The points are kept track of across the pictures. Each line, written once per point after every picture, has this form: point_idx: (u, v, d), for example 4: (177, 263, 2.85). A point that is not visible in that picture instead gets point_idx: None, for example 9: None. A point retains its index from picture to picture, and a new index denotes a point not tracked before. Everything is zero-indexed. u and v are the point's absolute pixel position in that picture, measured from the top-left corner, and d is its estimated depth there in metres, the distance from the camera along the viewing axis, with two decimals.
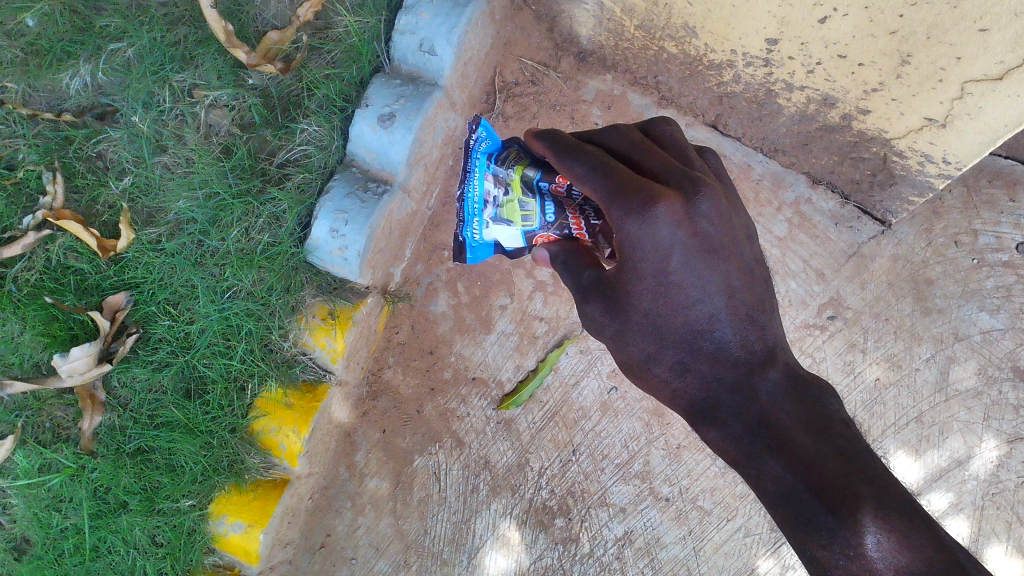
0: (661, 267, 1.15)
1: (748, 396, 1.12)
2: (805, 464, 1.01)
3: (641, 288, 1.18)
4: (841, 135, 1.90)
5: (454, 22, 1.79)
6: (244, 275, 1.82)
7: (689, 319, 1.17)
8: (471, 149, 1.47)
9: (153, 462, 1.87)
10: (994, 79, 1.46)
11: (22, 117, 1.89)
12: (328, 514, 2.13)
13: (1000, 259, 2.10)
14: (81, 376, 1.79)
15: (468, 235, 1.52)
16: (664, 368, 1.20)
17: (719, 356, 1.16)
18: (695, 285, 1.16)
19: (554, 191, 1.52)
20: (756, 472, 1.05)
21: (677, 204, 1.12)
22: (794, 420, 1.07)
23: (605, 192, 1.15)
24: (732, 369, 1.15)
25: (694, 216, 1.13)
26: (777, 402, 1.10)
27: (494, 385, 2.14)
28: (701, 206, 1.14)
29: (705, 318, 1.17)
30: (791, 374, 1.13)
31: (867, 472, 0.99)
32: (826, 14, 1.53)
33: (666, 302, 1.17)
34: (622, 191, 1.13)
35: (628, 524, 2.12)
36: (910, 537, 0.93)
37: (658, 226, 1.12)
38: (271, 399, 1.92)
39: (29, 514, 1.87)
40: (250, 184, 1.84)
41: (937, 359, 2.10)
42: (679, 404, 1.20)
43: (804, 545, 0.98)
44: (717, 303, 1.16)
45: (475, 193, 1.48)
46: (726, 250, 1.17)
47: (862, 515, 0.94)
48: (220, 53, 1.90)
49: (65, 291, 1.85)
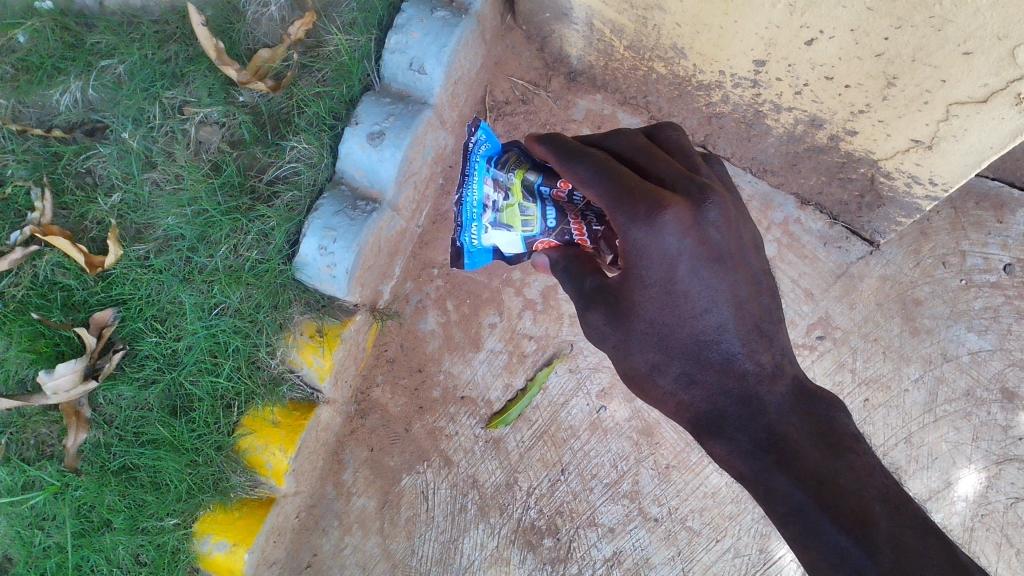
0: (668, 274, 1.16)
1: (756, 410, 1.14)
2: (817, 480, 1.04)
3: (645, 296, 1.18)
4: (829, 156, 1.91)
5: (444, 42, 1.80)
6: (231, 292, 1.82)
7: (695, 329, 1.18)
8: (472, 151, 1.44)
9: (138, 479, 1.86)
10: (978, 102, 1.47)
11: (11, 133, 1.89)
12: (315, 533, 2.11)
13: (988, 280, 2.11)
14: (66, 394, 1.78)
15: (467, 239, 1.51)
16: (670, 380, 1.21)
17: (727, 368, 1.17)
18: (702, 294, 1.16)
19: (555, 196, 1.52)
20: (765, 487, 1.08)
21: (685, 211, 1.13)
22: (804, 435, 1.11)
23: (612, 195, 1.14)
24: (739, 382, 1.16)
25: (701, 224, 1.14)
26: (785, 417, 1.13)
27: (483, 404, 2.12)
28: (708, 214, 1.14)
29: (711, 328, 1.18)
30: (798, 389, 1.17)
31: (877, 491, 1.04)
32: (813, 36, 1.54)
33: (672, 311, 1.18)
34: (630, 195, 1.13)
35: (617, 544, 2.11)
36: (928, 557, 0.97)
37: (665, 232, 1.12)
38: (258, 417, 1.90)
39: (10, 533, 1.85)
40: (239, 202, 1.84)
41: (926, 379, 2.10)
42: (684, 417, 1.22)
43: (813, 563, 1.02)
44: (723, 312, 1.17)
45: (475, 197, 1.45)
46: (732, 260, 1.18)
47: (876, 535, 0.98)
48: (210, 71, 1.90)
49: (52, 307, 1.85)
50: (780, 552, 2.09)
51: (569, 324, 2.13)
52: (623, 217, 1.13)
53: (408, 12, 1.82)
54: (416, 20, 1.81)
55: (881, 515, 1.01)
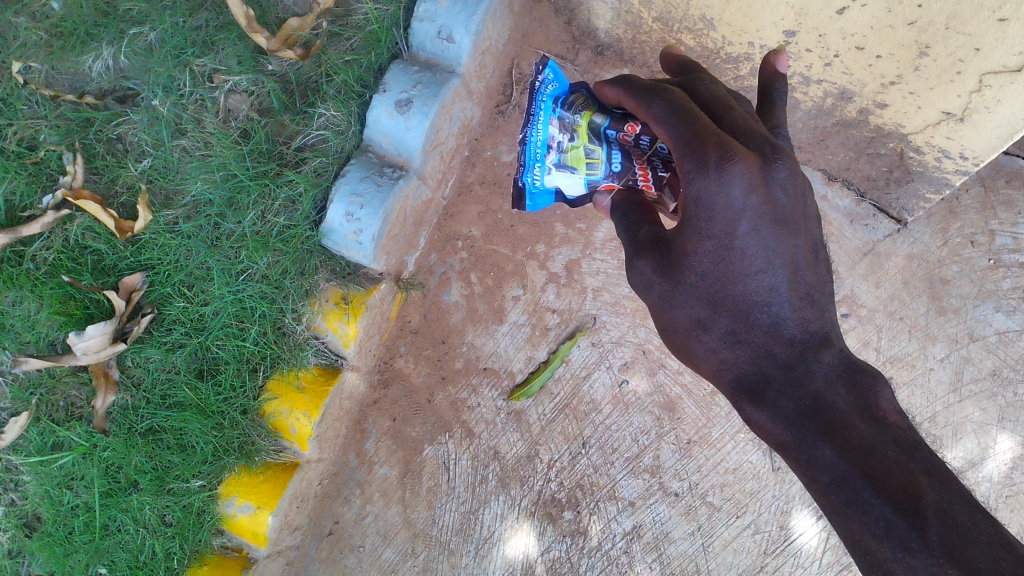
0: (728, 229, 1.14)
1: (801, 375, 1.11)
2: (863, 451, 1.01)
3: (701, 249, 1.17)
4: (858, 130, 1.89)
5: (472, 11, 1.80)
6: (258, 257, 1.84)
7: (747, 288, 1.15)
8: (536, 91, 1.52)
9: (164, 441, 1.88)
10: (1012, 71, 1.46)
11: (44, 98, 1.91)
12: (337, 501, 2.13)
13: (1017, 260, 2.09)
14: (96, 354, 1.81)
15: (530, 179, 1.55)
16: (714, 337, 1.19)
17: (775, 331, 1.15)
18: (759, 255, 1.15)
19: (621, 139, 1.52)
20: (807, 456, 1.05)
21: (753, 167, 1.11)
22: (849, 407, 1.07)
23: (685, 141, 1.13)
24: (787, 347, 1.14)
25: (767, 182, 1.12)
26: (832, 385, 1.09)
27: (505, 376, 2.13)
28: (774, 174, 1.13)
29: (764, 290, 1.15)
30: (845, 360, 1.13)
31: (924, 464, 0.99)
32: (844, 5, 1.53)
33: (727, 267, 1.16)
34: (702, 143, 1.11)
35: (638, 518, 2.11)
36: (977, 532, 0.93)
37: (734, 186, 1.10)
38: (283, 382, 1.93)
39: (40, 491, 1.89)
40: (267, 167, 1.86)
41: (952, 359, 2.08)
42: (724, 377, 1.20)
43: (856, 534, 0.99)
44: (778, 275, 1.15)
45: (539, 137, 1.52)
46: (793, 224, 1.17)
47: (925, 509, 0.95)
48: (241, 39, 1.90)
49: (82, 270, 1.88)
50: (801, 528, 2.10)
51: (592, 297, 2.14)
52: (693, 166, 1.11)
53: None
54: None
55: (928, 490, 0.96)
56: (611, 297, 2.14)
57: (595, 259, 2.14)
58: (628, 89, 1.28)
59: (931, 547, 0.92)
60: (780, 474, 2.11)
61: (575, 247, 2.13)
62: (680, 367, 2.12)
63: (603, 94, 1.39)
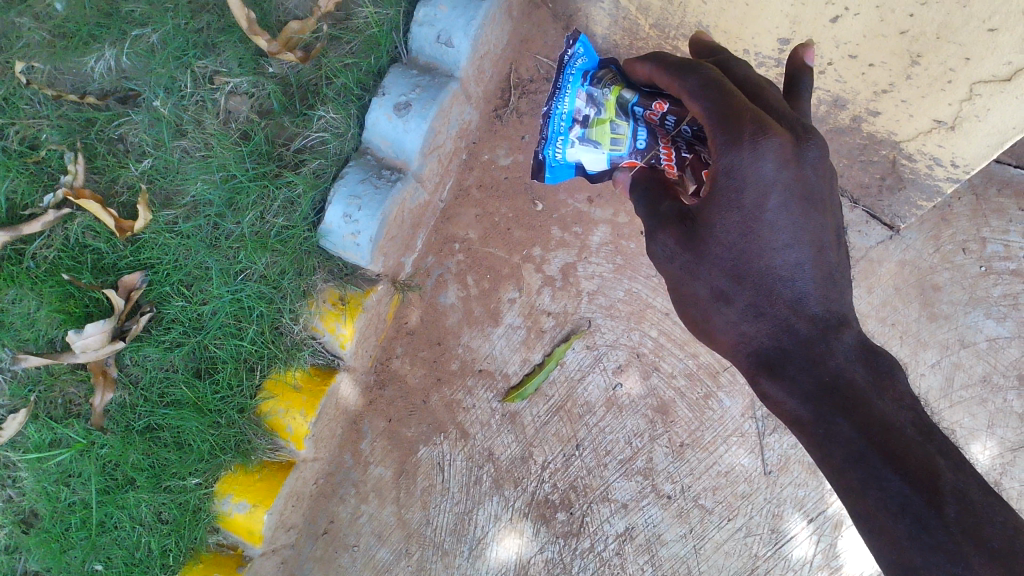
0: (758, 203, 1.16)
1: (822, 352, 1.13)
2: (883, 427, 1.03)
3: (728, 221, 1.18)
4: (851, 137, 1.91)
5: (472, 15, 1.82)
6: (257, 258, 1.86)
7: (771, 263, 1.17)
8: (566, 65, 1.63)
9: (161, 439, 1.90)
10: (1002, 80, 1.48)
11: (46, 99, 1.93)
12: (332, 501, 2.15)
13: (1008, 267, 2.11)
14: (95, 353, 1.83)
15: (551, 152, 1.66)
16: (736, 310, 1.20)
17: (798, 306, 1.17)
18: (786, 230, 1.16)
19: (647, 117, 1.54)
20: (824, 430, 1.07)
21: (786, 144, 1.14)
22: (869, 386, 1.09)
23: (719, 115, 1.15)
24: (809, 324, 1.16)
25: (800, 161, 1.15)
26: (852, 363, 1.12)
27: (500, 378, 2.15)
28: (807, 153, 1.16)
29: (788, 266, 1.17)
30: (865, 342, 1.15)
31: (941, 446, 1.02)
32: (837, 13, 1.55)
33: (751, 242, 1.18)
34: (738, 118, 1.13)
35: (630, 520, 2.13)
36: (993, 513, 0.97)
37: (767, 160, 1.13)
38: (280, 381, 1.94)
39: (37, 488, 1.90)
40: (267, 169, 1.87)
41: (942, 365, 2.11)
42: (742, 352, 1.21)
43: (871, 512, 1.00)
44: (803, 252, 1.17)
45: (564, 109, 1.62)
46: (823, 204, 1.19)
47: (943, 486, 0.97)
48: (242, 42, 1.93)
49: (82, 269, 1.89)
50: (792, 531, 2.11)
51: (588, 300, 2.15)
52: (727, 139, 1.13)
53: None
54: None
55: (945, 469, 0.99)
56: (606, 300, 2.15)
57: (591, 263, 2.15)
58: (662, 66, 1.29)
59: (947, 525, 0.95)
60: (771, 477, 2.12)
61: (571, 250, 2.15)
62: (674, 370, 2.14)
63: (635, 71, 1.42)
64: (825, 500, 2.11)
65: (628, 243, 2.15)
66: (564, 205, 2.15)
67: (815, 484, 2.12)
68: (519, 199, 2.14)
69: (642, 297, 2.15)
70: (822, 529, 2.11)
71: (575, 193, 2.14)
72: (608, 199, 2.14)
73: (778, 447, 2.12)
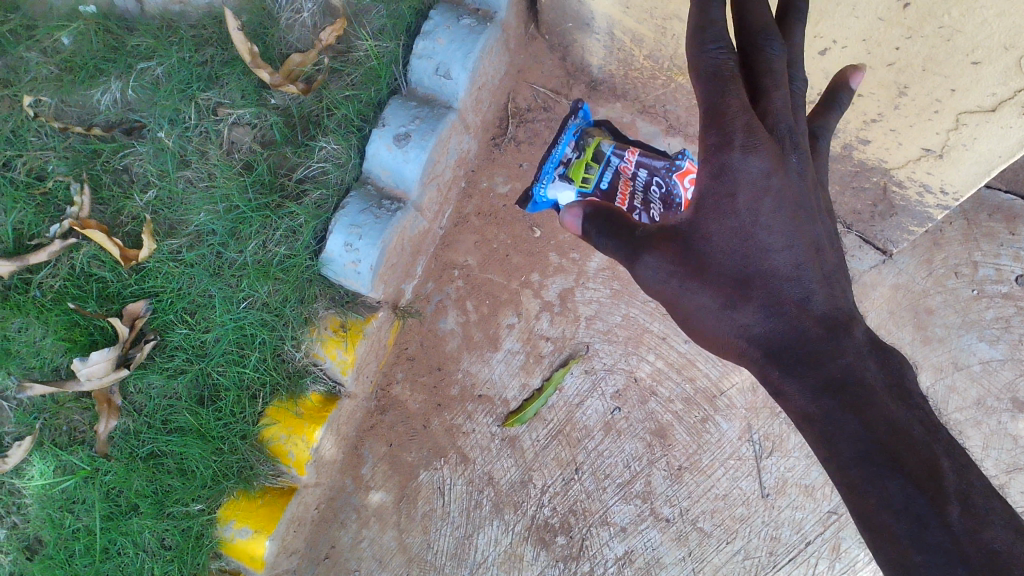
0: (752, 205, 1.21)
1: (831, 351, 1.16)
2: (891, 426, 1.05)
3: (724, 224, 1.24)
4: (843, 165, 1.94)
5: (469, 48, 1.86)
6: (260, 286, 1.89)
7: (772, 264, 1.22)
8: None
9: (165, 466, 1.92)
10: (987, 111, 1.52)
11: (53, 131, 1.97)
12: (333, 526, 2.17)
13: (1000, 290, 2.14)
14: (100, 380, 1.86)
15: None
16: (743, 314, 1.23)
17: (804, 304, 1.20)
18: (782, 230, 1.22)
19: None
20: (832, 429, 1.09)
21: (773, 146, 1.20)
22: (878, 383, 1.11)
23: (706, 115, 1.21)
24: (816, 322, 1.19)
25: (786, 165, 1.22)
26: (863, 360, 1.14)
27: (500, 403, 2.17)
28: (791, 159, 1.22)
29: (790, 267, 1.22)
30: (873, 338, 1.18)
31: (948, 447, 1.04)
32: (826, 46, 1.59)
33: (750, 244, 1.23)
34: (726, 115, 1.19)
35: (629, 544, 2.14)
36: (994, 514, 0.98)
37: (755, 159, 1.19)
38: (282, 408, 1.96)
39: (42, 515, 1.93)
40: (269, 199, 1.90)
41: (936, 388, 2.13)
42: (750, 355, 1.24)
43: (870, 512, 1.03)
44: (801, 252, 1.22)
45: None
46: (812, 210, 1.25)
47: (945, 488, 0.99)
48: (245, 75, 1.97)
49: (88, 298, 1.92)
50: (791, 554, 2.12)
51: (586, 325, 2.18)
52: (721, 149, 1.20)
53: (436, 19, 1.88)
54: (443, 27, 1.87)
55: (950, 469, 1.01)
56: (604, 325, 2.18)
57: (589, 288, 2.18)
58: None
59: (950, 524, 0.97)
60: (769, 500, 2.14)
61: (569, 276, 2.18)
62: (672, 395, 2.16)
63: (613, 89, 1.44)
64: (823, 522, 2.12)
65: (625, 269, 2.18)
66: (561, 231, 2.18)
67: (812, 507, 2.13)
68: (517, 225, 2.18)
69: (639, 322, 2.17)
70: (820, 552, 2.12)
71: None
72: None
73: (776, 470, 2.14)
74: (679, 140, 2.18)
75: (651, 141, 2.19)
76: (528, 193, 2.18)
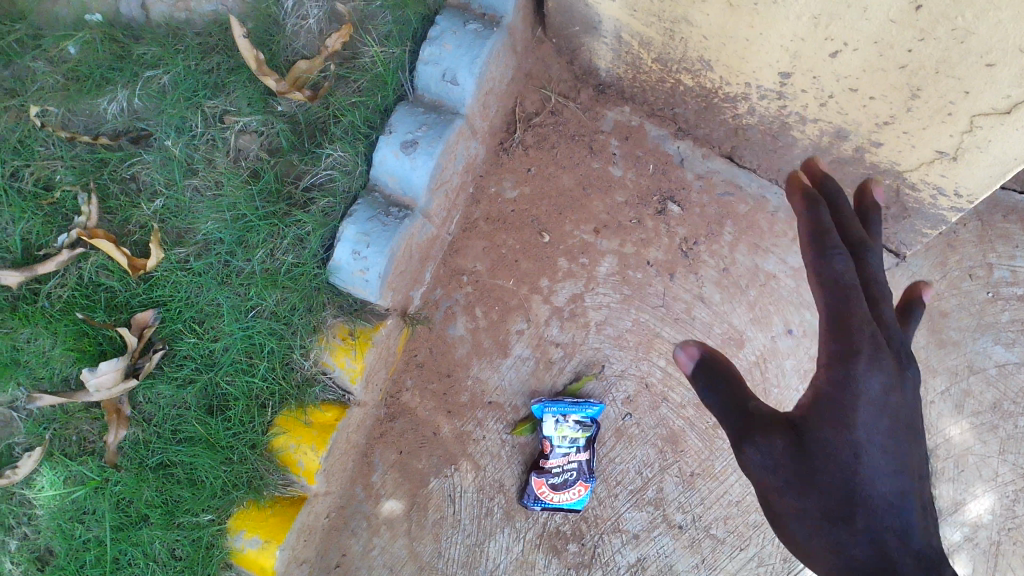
0: (864, 426, 1.06)
1: (900, 529, 0.98)
2: None
3: (827, 463, 1.03)
4: (855, 167, 1.92)
5: (476, 54, 1.85)
6: (267, 295, 1.88)
7: (878, 489, 1.01)
8: None
9: (174, 476, 1.91)
10: (1002, 113, 1.49)
11: (61, 140, 1.96)
12: (344, 534, 2.16)
13: (1014, 292, 2.13)
14: (108, 391, 1.85)
15: None
16: (812, 504, 1.01)
17: (908, 536, 0.97)
18: (887, 456, 1.04)
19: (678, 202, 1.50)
20: None
21: (891, 370, 1.12)
22: (912, 551, 0.96)
23: (834, 325, 1.13)
24: (905, 542, 0.96)
25: (902, 385, 1.12)
26: (928, 542, 0.98)
27: (510, 410, 2.16)
28: (905, 380, 1.13)
29: (896, 493, 1.01)
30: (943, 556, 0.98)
31: None
32: (837, 48, 1.57)
33: (854, 460, 1.03)
34: (849, 326, 1.12)
35: (642, 551, 2.13)
36: None
37: (875, 377, 1.09)
38: (291, 417, 1.95)
39: (52, 526, 1.92)
40: (276, 208, 1.90)
41: (952, 392, 2.10)
42: (823, 560, 0.98)
43: None
44: (906, 481, 1.04)
45: None
46: (915, 431, 1.11)
47: None
48: (251, 82, 1.96)
49: (96, 307, 1.92)
50: (805, 561, 2.10)
51: (596, 331, 2.16)
52: (827, 267, 1.17)
53: (442, 25, 1.87)
54: (449, 32, 1.86)
55: None
56: (614, 331, 2.16)
57: (598, 293, 2.16)
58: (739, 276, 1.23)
59: None
60: None
61: (578, 281, 2.16)
62: (683, 400, 2.14)
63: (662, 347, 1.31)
64: None
65: (635, 274, 2.16)
66: (570, 236, 2.17)
67: None
68: (526, 230, 2.17)
69: (650, 327, 2.15)
70: None
71: (581, 225, 2.17)
72: (614, 230, 2.17)
73: None
74: (689, 144, 2.17)
75: (660, 145, 2.17)
76: (537, 197, 2.17)
